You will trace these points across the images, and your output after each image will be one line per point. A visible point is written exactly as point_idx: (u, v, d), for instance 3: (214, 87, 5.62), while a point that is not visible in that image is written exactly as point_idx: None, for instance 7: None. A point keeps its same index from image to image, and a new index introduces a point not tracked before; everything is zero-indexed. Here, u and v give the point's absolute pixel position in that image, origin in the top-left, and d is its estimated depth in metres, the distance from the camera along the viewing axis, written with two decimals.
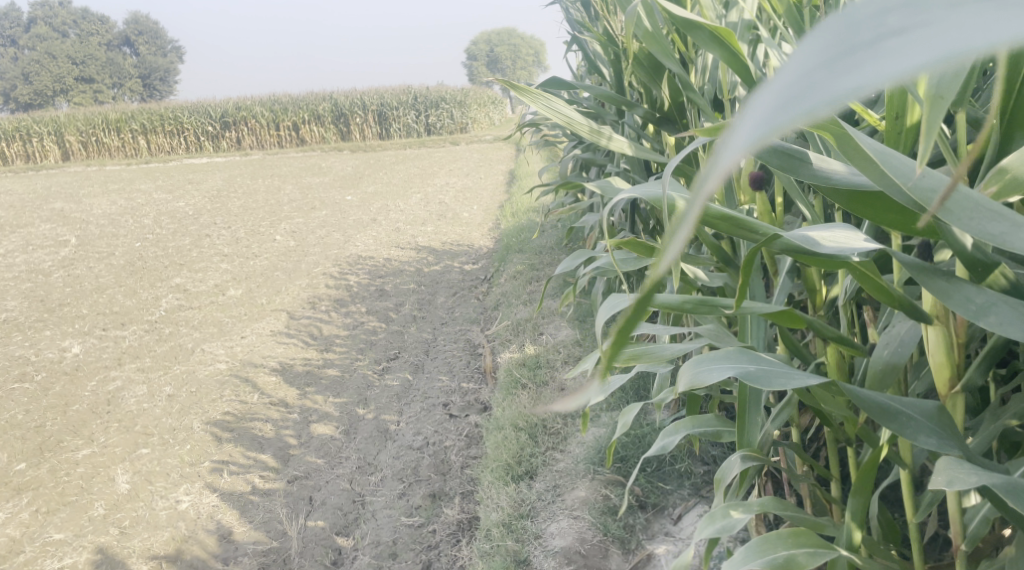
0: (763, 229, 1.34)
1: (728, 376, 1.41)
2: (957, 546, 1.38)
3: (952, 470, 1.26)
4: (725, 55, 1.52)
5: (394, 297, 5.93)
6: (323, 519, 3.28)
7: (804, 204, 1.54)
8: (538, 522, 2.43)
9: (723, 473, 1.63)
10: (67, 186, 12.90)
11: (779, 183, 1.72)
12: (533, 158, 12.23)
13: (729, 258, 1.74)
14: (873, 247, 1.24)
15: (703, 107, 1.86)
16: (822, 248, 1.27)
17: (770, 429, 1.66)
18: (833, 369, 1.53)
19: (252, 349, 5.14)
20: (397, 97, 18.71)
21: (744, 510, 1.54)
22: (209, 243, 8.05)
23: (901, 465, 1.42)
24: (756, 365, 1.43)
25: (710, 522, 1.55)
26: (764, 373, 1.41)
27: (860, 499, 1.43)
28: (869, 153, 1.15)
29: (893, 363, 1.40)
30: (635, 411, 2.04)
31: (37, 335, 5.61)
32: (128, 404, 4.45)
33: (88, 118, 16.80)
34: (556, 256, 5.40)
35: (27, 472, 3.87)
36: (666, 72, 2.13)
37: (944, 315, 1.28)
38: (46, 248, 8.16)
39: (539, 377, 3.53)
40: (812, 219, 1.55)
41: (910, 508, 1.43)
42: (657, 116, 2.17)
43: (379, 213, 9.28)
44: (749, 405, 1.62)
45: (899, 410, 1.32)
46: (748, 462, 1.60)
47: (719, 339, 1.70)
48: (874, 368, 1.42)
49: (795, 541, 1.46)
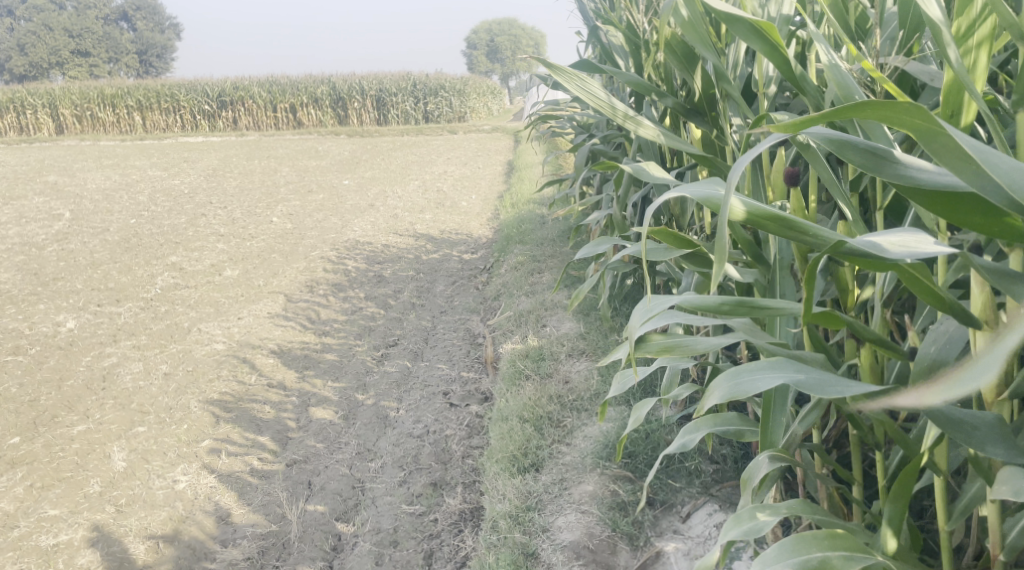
0: (815, 231, 1.40)
1: (778, 384, 1.48)
2: (994, 556, 1.43)
3: (1017, 481, 1.37)
4: (765, 47, 1.56)
5: (393, 284, 5.91)
6: (323, 505, 3.27)
7: (845, 201, 1.59)
8: (545, 515, 2.41)
9: (751, 472, 1.67)
10: (62, 159, 12.87)
11: (813, 176, 1.73)
12: (533, 149, 12.18)
13: (760, 254, 1.81)
14: (941, 250, 1.32)
15: (736, 98, 1.92)
16: (890, 253, 1.34)
17: (797, 430, 1.68)
18: (867, 370, 1.57)
19: (249, 330, 5.12)
20: (396, 83, 18.62)
21: (772, 512, 1.58)
22: (205, 222, 8.02)
23: (935, 471, 1.48)
24: (806, 375, 1.49)
25: (736, 524, 1.58)
26: (817, 382, 1.46)
27: (898, 507, 1.49)
28: (968, 150, 1.24)
29: (937, 360, 1.49)
30: (648, 406, 2.07)
31: (31, 308, 5.58)
32: (124, 381, 4.43)
33: (83, 92, 16.77)
34: (557, 249, 5.39)
35: (20, 446, 3.84)
36: (700, 62, 2.14)
37: (992, 320, 1.39)
38: (40, 221, 8.13)
39: (543, 369, 3.51)
40: (852, 217, 1.61)
41: (943, 516, 1.50)
42: (686, 106, 2.18)
43: (377, 199, 9.24)
44: (774, 406, 1.67)
45: (965, 420, 1.39)
46: (776, 463, 1.64)
47: (754, 336, 1.67)
48: (920, 364, 1.50)
49: (831, 543, 1.48)
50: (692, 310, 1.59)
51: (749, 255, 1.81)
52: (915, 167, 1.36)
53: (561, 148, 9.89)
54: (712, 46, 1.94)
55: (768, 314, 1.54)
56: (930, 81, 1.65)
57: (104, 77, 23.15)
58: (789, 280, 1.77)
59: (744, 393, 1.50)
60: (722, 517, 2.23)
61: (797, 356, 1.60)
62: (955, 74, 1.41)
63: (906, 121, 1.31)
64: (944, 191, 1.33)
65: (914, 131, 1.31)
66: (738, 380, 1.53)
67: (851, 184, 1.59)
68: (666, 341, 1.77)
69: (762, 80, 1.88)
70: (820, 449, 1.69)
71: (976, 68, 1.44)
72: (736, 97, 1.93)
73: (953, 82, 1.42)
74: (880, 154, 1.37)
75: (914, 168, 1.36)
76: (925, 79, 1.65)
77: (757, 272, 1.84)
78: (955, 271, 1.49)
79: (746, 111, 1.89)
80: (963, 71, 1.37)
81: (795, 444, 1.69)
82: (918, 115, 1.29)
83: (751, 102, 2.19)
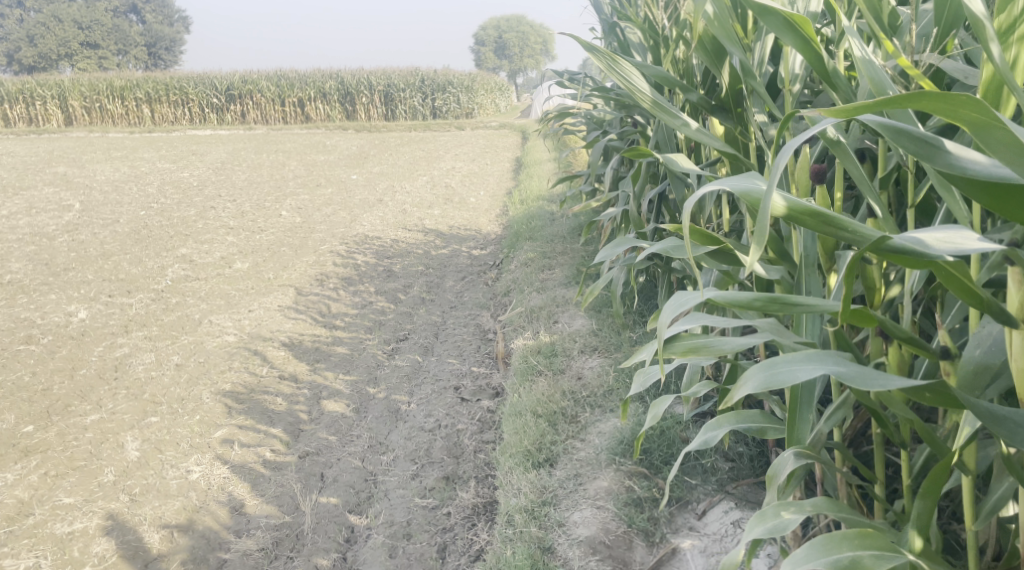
0: (853, 227, 1.51)
1: (818, 376, 1.53)
2: None
3: None
4: (797, 41, 1.68)
5: (402, 278, 5.92)
6: (336, 497, 3.29)
7: (876, 201, 1.65)
8: (561, 510, 2.43)
9: (776, 469, 1.71)
10: (71, 151, 12.89)
11: (842, 171, 1.79)
12: (542, 146, 12.18)
13: (785, 252, 1.86)
14: (987, 247, 1.40)
15: (761, 93, 1.97)
16: (932, 248, 1.43)
17: (824, 429, 1.72)
18: (893, 365, 1.65)
19: (260, 323, 5.15)
20: (404, 78, 18.61)
21: (797, 510, 1.63)
22: (214, 215, 8.04)
23: (964, 470, 1.55)
24: (846, 367, 1.53)
25: (761, 522, 1.63)
26: (857, 375, 1.52)
27: (928, 503, 1.55)
28: None
29: (983, 362, 1.55)
30: (666, 402, 2.09)
31: (43, 298, 5.61)
32: (136, 371, 4.46)
33: (93, 84, 16.82)
34: (568, 247, 5.40)
35: (35, 434, 3.88)
36: (728, 57, 2.19)
37: None
38: (50, 212, 8.16)
39: (555, 365, 3.53)
40: (883, 216, 1.67)
41: (970, 515, 1.55)
42: (713, 102, 2.22)
43: (385, 194, 9.25)
44: (800, 403, 1.71)
45: (1006, 417, 1.45)
46: (801, 459, 1.68)
47: (782, 335, 1.72)
48: (967, 366, 1.56)
49: (861, 542, 1.55)
50: (726, 305, 1.66)
51: (775, 252, 1.86)
52: (970, 158, 1.43)
53: (569, 145, 9.88)
54: (739, 41, 2.00)
55: (801, 309, 1.61)
56: (964, 79, 1.71)
57: (116, 69, 23.23)
58: (815, 278, 1.81)
59: (781, 383, 1.55)
60: (738, 515, 2.25)
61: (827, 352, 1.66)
62: (995, 69, 1.50)
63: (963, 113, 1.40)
64: (996, 183, 1.40)
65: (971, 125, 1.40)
66: (774, 371, 1.57)
67: (878, 182, 1.65)
68: (692, 343, 1.83)
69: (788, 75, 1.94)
70: (842, 446, 1.73)
71: (1016, 63, 1.53)
72: (762, 93, 1.98)
73: (992, 76, 1.51)
74: (933, 144, 1.45)
75: (965, 160, 1.43)
76: (959, 76, 1.71)
77: (783, 269, 1.88)
78: (989, 269, 1.54)
79: (773, 106, 1.95)
80: (1005, 68, 1.43)
81: (822, 442, 1.73)
82: (974, 108, 1.38)
83: (776, 99, 2.22)
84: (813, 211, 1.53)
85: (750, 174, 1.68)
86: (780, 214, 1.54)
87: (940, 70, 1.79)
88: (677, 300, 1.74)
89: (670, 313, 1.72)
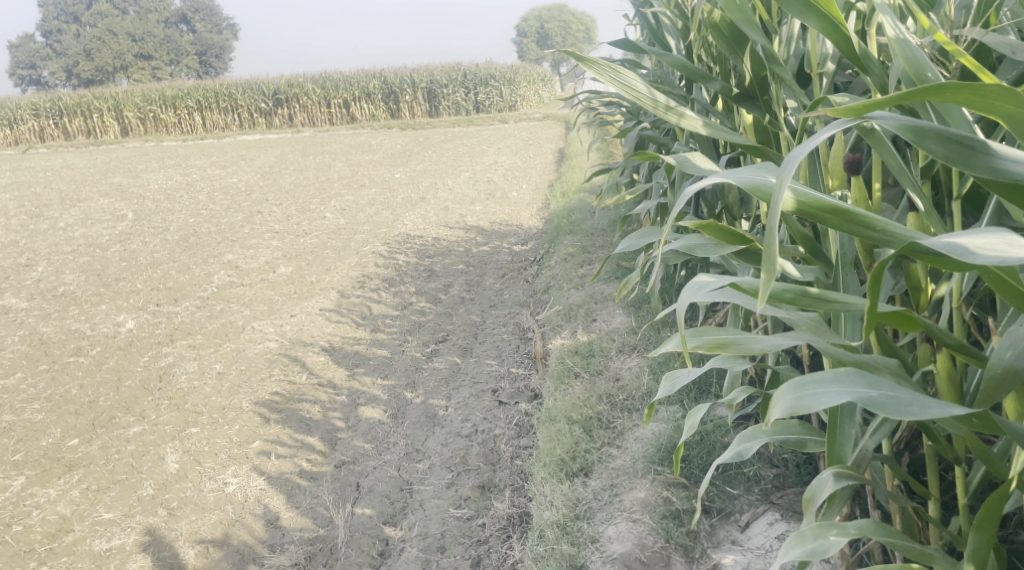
0: (883, 226, 1.43)
1: (845, 402, 1.44)
2: None
3: None
4: (820, 20, 1.58)
5: (443, 277, 5.84)
6: (370, 508, 3.22)
7: (915, 191, 1.55)
8: (595, 525, 2.35)
9: (814, 490, 1.59)
10: (127, 161, 13.06)
11: (878, 163, 1.67)
12: (585, 137, 12.00)
13: (818, 250, 1.76)
14: None
15: (789, 81, 1.86)
16: (974, 256, 1.30)
17: (869, 445, 1.63)
18: (943, 377, 1.54)
19: (301, 328, 5.11)
20: (446, 74, 18.50)
21: (839, 534, 1.55)
22: (261, 220, 8.05)
23: None
24: (877, 391, 1.46)
25: (798, 544, 1.55)
26: (887, 399, 1.44)
27: (985, 534, 1.47)
28: None
29: (1014, 366, 1.45)
30: (703, 411, 1.97)
31: (93, 309, 5.63)
32: (179, 381, 4.43)
33: (146, 94, 17.06)
34: (609, 240, 5.27)
35: (79, 448, 3.87)
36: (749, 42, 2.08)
37: None
38: (104, 222, 8.24)
39: (592, 366, 3.43)
40: (926, 210, 1.56)
41: None
42: (737, 91, 2.12)
43: (428, 192, 9.18)
44: (841, 418, 1.62)
45: None
46: (841, 481, 1.58)
47: (819, 333, 1.65)
48: (995, 373, 1.45)
49: None
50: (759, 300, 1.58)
51: (807, 250, 1.76)
52: (1007, 158, 1.37)
53: (612, 133, 9.67)
54: (758, 25, 1.90)
55: (836, 307, 1.53)
56: (1012, 54, 1.55)
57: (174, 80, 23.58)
58: (852, 276, 1.70)
59: (805, 409, 1.47)
60: (783, 527, 2.13)
61: (862, 362, 1.56)
62: None
63: (996, 105, 1.35)
64: None
65: (1009, 116, 1.36)
66: (801, 394, 1.48)
67: (914, 177, 1.55)
68: (719, 338, 1.73)
69: (815, 59, 1.82)
70: (890, 463, 1.63)
71: None
72: (788, 79, 1.87)
73: None
74: (965, 145, 1.39)
75: (1004, 162, 1.37)
76: (1007, 51, 1.55)
77: (817, 269, 1.77)
78: None
79: (801, 95, 1.84)
80: None
81: (867, 460, 1.63)
82: (1008, 100, 1.34)
83: (806, 85, 2.11)
84: (840, 211, 1.45)
85: (763, 167, 1.62)
86: (800, 211, 1.47)
87: (984, 45, 1.66)
88: (697, 286, 1.69)
89: (689, 297, 1.66)
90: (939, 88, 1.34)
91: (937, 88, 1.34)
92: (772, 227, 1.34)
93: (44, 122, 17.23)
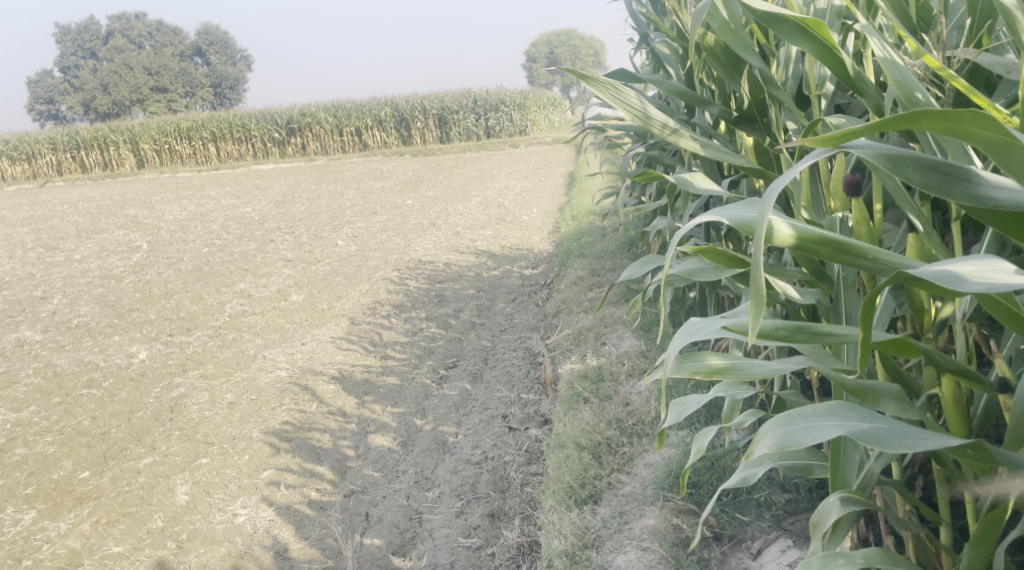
0: (872, 255, 1.42)
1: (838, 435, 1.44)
2: None
3: None
4: (814, 46, 1.57)
5: (453, 303, 5.83)
6: (379, 538, 3.19)
7: (914, 213, 1.53)
8: (604, 554, 2.32)
9: (820, 515, 1.55)
10: (142, 193, 13.12)
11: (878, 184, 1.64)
12: (595, 159, 12.03)
13: (821, 272, 1.74)
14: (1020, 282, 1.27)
15: (788, 104, 1.85)
16: (963, 284, 1.29)
17: (874, 467, 1.61)
18: (948, 400, 1.51)
19: (312, 356, 5.09)
20: (457, 101, 18.59)
21: (846, 562, 1.51)
22: (273, 249, 8.06)
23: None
24: (869, 424, 1.46)
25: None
26: (879, 433, 1.44)
27: (981, 551, 1.51)
28: None
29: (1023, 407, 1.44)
30: (710, 433, 1.93)
31: (106, 341, 5.63)
32: (190, 412, 4.42)
33: (161, 127, 17.20)
34: (619, 262, 5.23)
35: (90, 480, 3.85)
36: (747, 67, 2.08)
37: None
38: (119, 254, 8.27)
39: (602, 391, 3.39)
40: (925, 231, 1.54)
41: None
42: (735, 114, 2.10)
43: (439, 217, 9.18)
44: (846, 443, 1.60)
45: None
46: (848, 505, 1.55)
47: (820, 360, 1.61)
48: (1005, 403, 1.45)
49: None
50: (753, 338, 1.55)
51: (810, 273, 1.74)
52: (992, 184, 1.36)
53: None
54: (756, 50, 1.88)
55: (832, 338, 1.51)
56: (1005, 74, 1.55)
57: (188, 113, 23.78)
58: (854, 298, 1.68)
59: (798, 443, 1.46)
60: (795, 554, 2.09)
61: (863, 390, 1.53)
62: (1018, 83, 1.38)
63: (973, 132, 1.34)
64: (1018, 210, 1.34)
65: (990, 141, 1.35)
66: (791, 428, 1.48)
67: (909, 200, 1.53)
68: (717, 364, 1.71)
69: (814, 82, 1.81)
70: (899, 487, 1.60)
71: None
72: (786, 102, 1.85)
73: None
74: (948, 171, 1.37)
75: (990, 188, 1.36)
76: (1001, 71, 1.55)
77: (819, 292, 1.76)
78: None
79: (800, 117, 1.83)
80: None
81: (873, 483, 1.60)
82: (986, 126, 1.33)
83: (805, 107, 2.10)
84: (829, 241, 1.43)
85: (750, 202, 1.61)
86: (790, 243, 1.45)
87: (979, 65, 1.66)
88: (690, 329, 1.68)
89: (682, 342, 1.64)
90: (917, 115, 1.33)
91: (915, 115, 1.33)
92: (757, 260, 1.33)
93: (62, 156, 17.32)
